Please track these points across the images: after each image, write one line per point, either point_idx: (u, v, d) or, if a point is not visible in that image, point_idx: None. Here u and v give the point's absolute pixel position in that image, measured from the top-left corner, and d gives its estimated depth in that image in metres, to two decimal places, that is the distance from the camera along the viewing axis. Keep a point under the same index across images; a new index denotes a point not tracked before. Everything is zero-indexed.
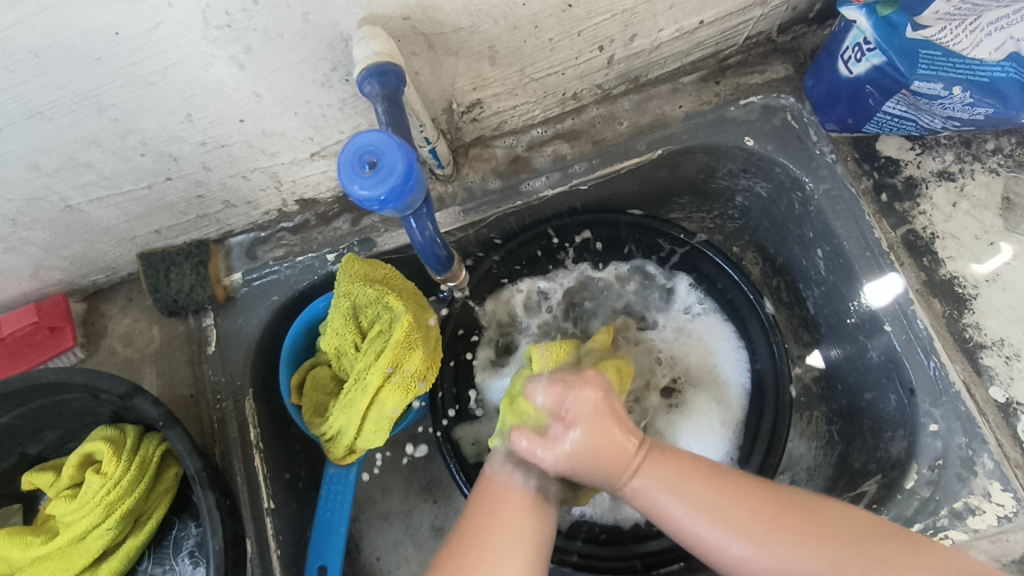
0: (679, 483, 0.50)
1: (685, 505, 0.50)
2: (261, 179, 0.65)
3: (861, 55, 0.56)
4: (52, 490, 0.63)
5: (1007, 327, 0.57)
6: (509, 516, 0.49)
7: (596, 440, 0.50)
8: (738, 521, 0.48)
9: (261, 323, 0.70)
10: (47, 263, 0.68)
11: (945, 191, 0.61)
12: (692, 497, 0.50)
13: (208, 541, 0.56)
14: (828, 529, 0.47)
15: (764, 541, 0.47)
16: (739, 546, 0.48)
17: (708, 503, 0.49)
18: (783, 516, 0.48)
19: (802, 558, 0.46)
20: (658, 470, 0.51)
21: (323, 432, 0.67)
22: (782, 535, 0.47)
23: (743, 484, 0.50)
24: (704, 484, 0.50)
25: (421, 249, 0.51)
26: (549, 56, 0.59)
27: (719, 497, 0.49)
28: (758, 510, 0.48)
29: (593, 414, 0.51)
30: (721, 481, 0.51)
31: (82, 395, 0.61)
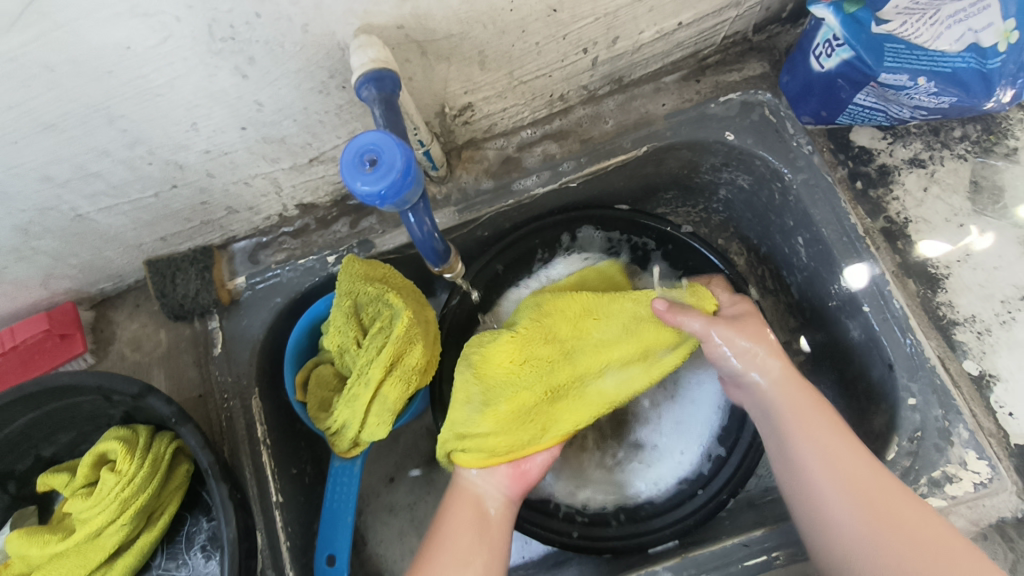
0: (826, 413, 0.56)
1: (814, 445, 0.54)
2: (262, 185, 0.68)
3: (831, 51, 0.59)
4: (68, 490, 0.65)
5: (978, 304, 0.60)
6: (463, 540, 0.55)
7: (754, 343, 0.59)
8: (847, 472, 0.52)
9: (265, 324, 0.72)
10: (57, 272, 0.71)
11: (916, 177, 0.64)
12: (813, 439, 0.55)
13: (223, 531, 0.58)
14: (891, 506, 0.50)
15: (838, 503, 0.52)
16: (832, 499, 0.52)
17: (833, 450, 0.54)
18: (870, 483, 0.52)
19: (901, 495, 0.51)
20: (800, 408, 0.56)
21: (328, 427, 0.69)
22: (863, 503, 0.51)
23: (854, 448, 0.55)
24: (835, 438, 0.54)
25: (421, 244, 0.53)
26: (536, 60, 0.62)
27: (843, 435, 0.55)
28: (850, 479, 0.52)
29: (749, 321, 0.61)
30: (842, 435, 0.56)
31: (95, 397, 0.64)
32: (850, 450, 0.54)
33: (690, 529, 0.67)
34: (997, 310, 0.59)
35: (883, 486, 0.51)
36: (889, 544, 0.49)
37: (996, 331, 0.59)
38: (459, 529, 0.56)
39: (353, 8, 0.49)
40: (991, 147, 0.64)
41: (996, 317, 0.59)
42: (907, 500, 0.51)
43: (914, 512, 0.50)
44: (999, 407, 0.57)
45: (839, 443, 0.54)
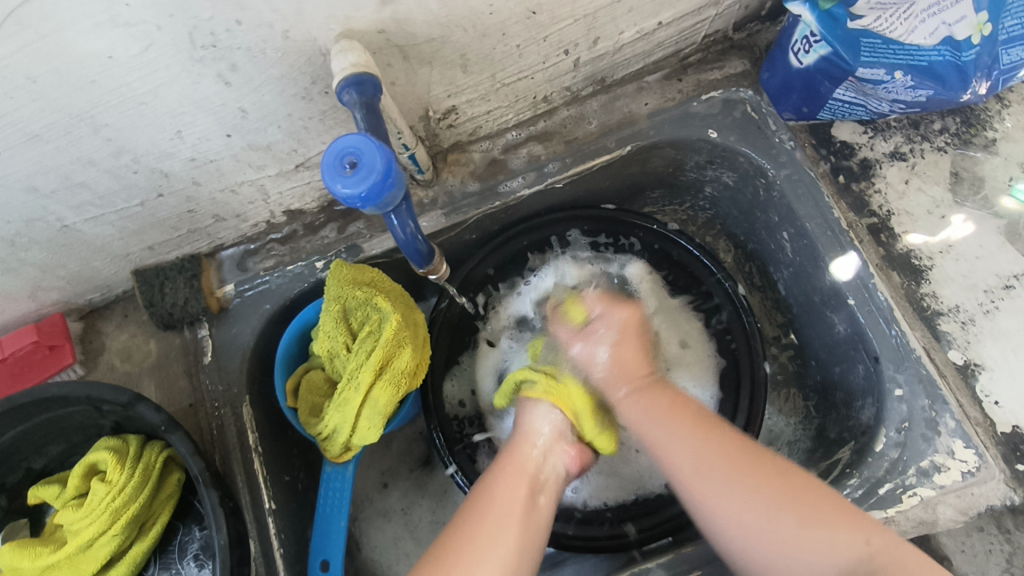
0: (670, 408, 0.57)
1: (657, 426, 0.56)
2: (249, 192, 0.68)
3: (809, 47, 0.59)
4: (59, 502, 0.65)
5: (961, 295, 0.60)
6: (513, 486, 0.54)
7: (618, 352, 0.61)
8: (700, 455, 0.53)
9: (254, 331, 0.72)
10: (45, 284, 0.71)
11: (898, 170, 0.65)
12: (659, 423, 0.56)
13: (215, 538, 0.58)
14: (792, 490, 0.50)
15: (736, 494, 0.50)
16: (689, 480, 0.53)
17: (682, 439, 0.54)
18: (750, 470, 0.51)
19: (749, 491, 0.50)
20: (646, 403, 0.58)
21: (319, 432, 0.69)
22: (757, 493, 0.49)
23: (722, 441, 0.54)
24: (681, 420, 0.56)
25: (405, 245, 0.54)
26: (518, 62, 0.63)
27: (699, 430, 0.55)
28: (744, 464, 0.51)
29: (619, 334, 0.62)
30: (707, 430, 0.55)
31: (85, 408, 0.64)
32: (720, 436, 0.54)
33: (686, 523, 0.66)
34: (980, 299, 0.60)
35: (763, 462, 0.52)
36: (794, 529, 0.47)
37: (980, 320, 0.59)
38: (514, 490, 0.54)
39: (334, 14, 0.49)
40: (971, 139, 0.65)
41: (980, 307, 0.60)
42: (780, 471, 0.51)
43: (824, 500, 0.49)
44: (985, 396, 0.57)
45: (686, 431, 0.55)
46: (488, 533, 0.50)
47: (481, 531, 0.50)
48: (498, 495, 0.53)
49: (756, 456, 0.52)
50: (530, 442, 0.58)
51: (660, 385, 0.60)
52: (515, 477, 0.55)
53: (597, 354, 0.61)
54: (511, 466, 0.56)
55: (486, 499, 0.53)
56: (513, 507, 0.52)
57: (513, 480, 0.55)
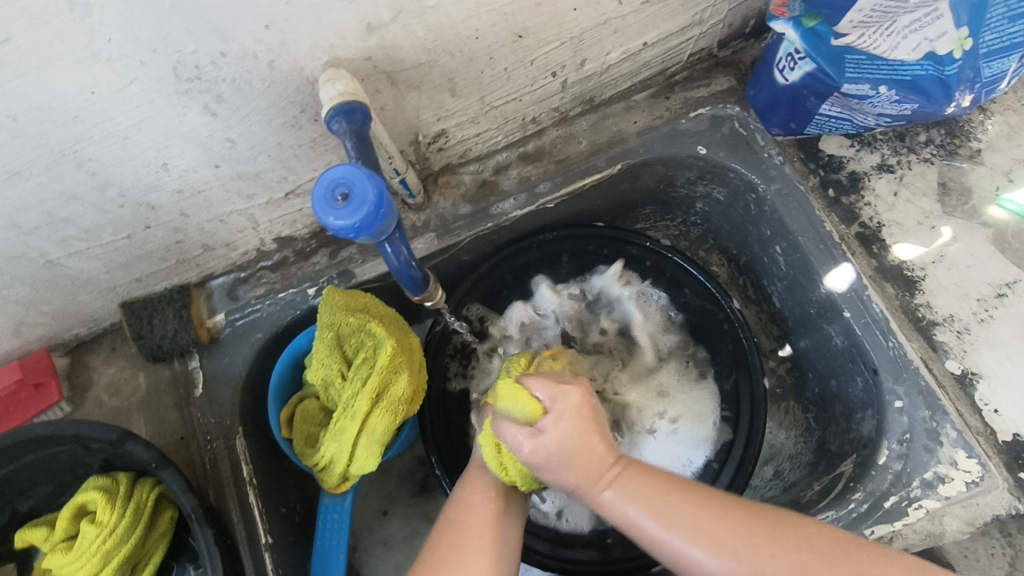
0: (655, 493, 0.49)
1: (653, 517, 0.48)
2: (238, 221, 0.67)
3: (794, 65, 0.60)
4: (47, 545, 0.63)
5: (955, 304, 0.60)
6: (486, 524, 0.52)
7: (572, 448, 0.49)
8: (698, 531, 0.47)
9: (245, 361, 0.72)
10: (29, 320, 0.69)
11: (886, 182, 0.65)
12: (669, 523, 0.48)
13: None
14: (807, 544, 0.45)
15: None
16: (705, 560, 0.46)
17: (675, 517, 0.48)
18: (764, 534, 0.46)
19: (773, 560, 0.45)
20: (635, 486, 0.50)
21: (315, 462, 0.68)
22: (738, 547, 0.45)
23: (725, 512, 0.47)
24: (680, 502, 0.48)
25: (398, 272, 0.52)
26: (506, 85, 0.63)
27: (694, 505, 0.48)
28: (744, 526, 0.46)
29: (573, 425, 0.50)
30: (706, 504, 0.48)
31: (72, 447, 0.62)
32: (725, 506, 0.48)
33: None
34: (973, 308, 0.60)
35: (772, 528, 0.46)
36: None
37: (975, 329, 0.59)
38: (485, 518, 0.53)
39: (320, 43, 0.49)
40: (956, 149, 0.65)
41: (974, 316, 0.60)
42: (788, 536, 0.46)
43: (826, 556, 0.45)
44: (984, 404, 0.57)
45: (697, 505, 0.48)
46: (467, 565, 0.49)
47: (458, 544, 0.50)
48: (467, 522, 0.52)
49: (767, 519, 0.47)
50: (495, 468, 0.57)
51: (630, 464, 0.51)
52: (484, 503, 0.54)
53: (541, 456, 0.49)
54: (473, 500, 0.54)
55: (458, 529, 0.52)
56: (484, 534, 0.51)
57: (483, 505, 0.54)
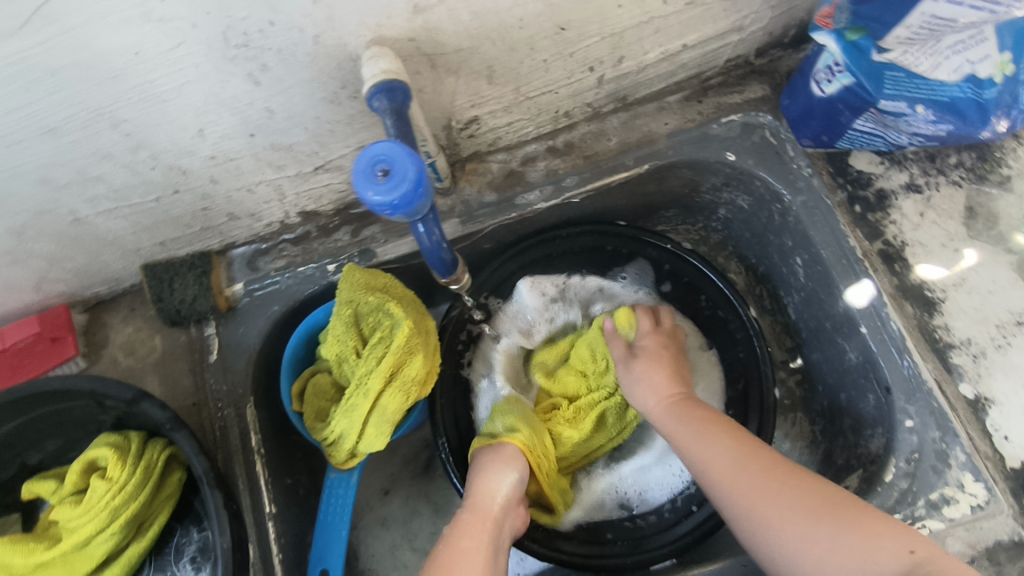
0: (704, 422, 0.59)
1: (697, 439, 0.57)
2: (265, 192, 0.68)
3: (832, 77, 0.60)
4: (55, 498, 0.64)
5: (973, 328, 0.61)
6: (478, 555, 0.55)
7: (652, 373, 0.66)
8: (731, 457, 0.54)
9: (261, 332, 0.73)
10: (51, 275, 0.70)
11: (913, 202, 0.65)
12: (707, 446, 0.56)
13: (217, 540, 0.57)
14: (812, 488, 0.50)
15: (775, 501, 0.50)
16: (734, 485, 0.53)
17: (715, 445, 0.56)
18: (785, 475, 0.52)
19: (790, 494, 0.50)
20: (688, 415, 0.60)
21: (325, 437, 0.68)
22: (763, 475, 0.52)
23: (758, 454, 0.54)
24: (722, 434, 0.57)
25: (428, 253, 0.52)
26: (543, 76, 0.63)
27: (734, 441, 0.56)
28: (771, 465, 0.53)
29: (655, 356, 0.67)
30: (744, 444, 0.56)
31: (87, 402, 0.63)
32: (758, 450, 0.55)
33: (689, 546, 0.65)
34: (992, 333, 0.60)
35: (791, 472, 0.52)
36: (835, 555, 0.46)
37: (991, 354, 0.60)
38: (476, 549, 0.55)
39: (366, 20, 0.49)
40: (986, 174, 0.65)
41: (991, 341, 0.60)
42: (805, 478, 0.51)
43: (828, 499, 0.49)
44: (995, 430, 0.58)
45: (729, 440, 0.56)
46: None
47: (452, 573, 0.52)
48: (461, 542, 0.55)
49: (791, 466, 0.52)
50: (488, 502, 0.59)
51: (692, 401, 0.63)
52: (476, 535, 0.56)
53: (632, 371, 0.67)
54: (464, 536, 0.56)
55: (451, 555, 0.54)
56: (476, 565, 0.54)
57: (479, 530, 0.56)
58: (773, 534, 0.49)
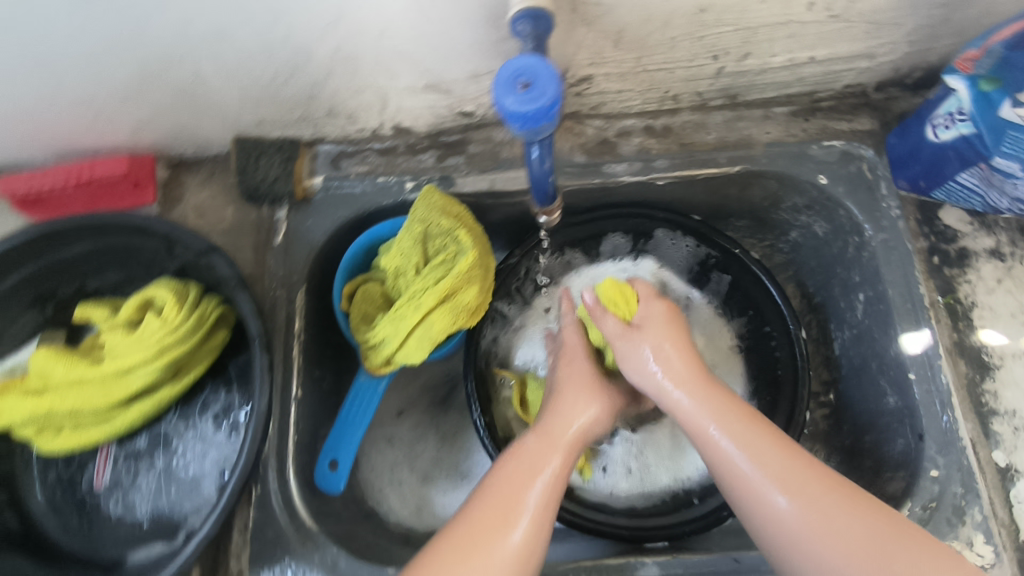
0: (728, 411, 0.53)
1: (721, 429, 0.52)
2: (372, 96, 0.69)
3: (951, 124, 0.59)
4: (106, 324, 0.67)
5: (1020, 401, 0.61)
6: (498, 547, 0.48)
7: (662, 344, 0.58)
8: (758, 460, 0.50)
9: (329, 228, 0.74)
10: (148, 125, 0.71)
11: (993, 268, 0.65)
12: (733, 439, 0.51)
13: (257, 399, 0.60)
14: (842, 507, 0.47)
15: (809, 517, 0.47)
16: (759, 489, 0.49)
17: (741, 443, 0.51)
18: (820, 488, 0.48)
19: (828, 513, 0.47)
20: (706, 398, 0.54)
21: (366, 339, 0.71)
22: (794, 481, 0.48)
23: (790, 457, 0.50)
24: (751, 433, 0.52)
25: (534, 180, 0.54)
26: (666, 53, 0.63)
27: (761, 441, 0.51)
28: (806, 475, 0.49)
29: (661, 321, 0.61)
30: (774, 444, 0.51)
31: (158, 245, 0.65)
32: (791, 457, 0.50)
33: (685, 535, 0.66)
34: None
35: (827, 486, 0.48)
36: (849, 555, 0.45)
37: None
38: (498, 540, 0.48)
39: None
40: None
41: None
42: (839, 493, 0.48)
43: (844, 492, 0.48)
44: (1018, 501, 0.59)
45: (730, 414, 0.53)
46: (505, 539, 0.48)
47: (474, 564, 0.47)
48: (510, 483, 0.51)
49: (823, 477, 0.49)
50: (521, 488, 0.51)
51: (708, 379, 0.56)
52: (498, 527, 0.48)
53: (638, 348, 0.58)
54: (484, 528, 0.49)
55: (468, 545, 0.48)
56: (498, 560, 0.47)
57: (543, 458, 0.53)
58: (794, 546, 0.47)
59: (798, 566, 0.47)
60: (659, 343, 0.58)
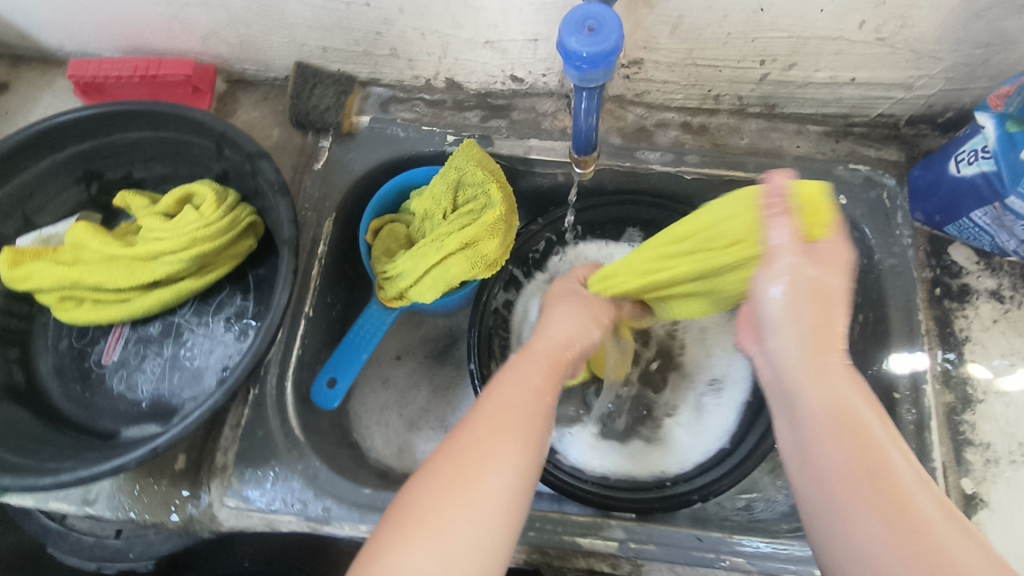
0: (847, 397, 0.43)
1: (831, 413, 0.43)
2: (433, 43, 0.72)
3: (974, 160, 0.62)
4: (144, 211, 0.71)
5: (997, 436, 0.63)
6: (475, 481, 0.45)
7: (812, 293, 0.44)
8: (859, 458, 0.41)
9: (368, 164, 0.78)
10: (220, 35, 0.75)
11: (991, 308, 0.68)
12: (837, 429, 0.42)
13: (278, 295, 0.61)
14: (938, 532, 0.39)
15: (900, 535, 0.39)
16: (854, 490, 0.41)
17: (846, 436, 0.42)
18: (917, 507, 0.40)
19: (921, 537, 0.38)
20: (827, 368, 0.44)
21: (384, 271, 0.74)
22: (895, 492, 0.40)
23: (895, 467, 0.41)
24: (862, 428, 0.42)
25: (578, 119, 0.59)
26: (718, 49, 0.66)
27: (870, 437, 0.42)
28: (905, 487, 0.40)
29: (833, 266, 0.44)
30: (882, 447, 0.42)
31: (208, 144, 0.69)
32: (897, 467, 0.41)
33: (654, 509, 0.67)
34: (1012, 448, 0.63)
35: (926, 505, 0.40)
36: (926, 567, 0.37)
37: (1004, 465, 0.62)
38: (476, 472, 0.46)
39: None
40: None
41: (1009, 454, 0.63)
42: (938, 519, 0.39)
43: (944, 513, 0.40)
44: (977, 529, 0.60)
45: (848, 387, 0.43)
46: (498, 459, 0.46)
47: (450, 495, 0.45)
48: (511, 404, 0.51)
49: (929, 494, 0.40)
50: (508, 417, 0.49)
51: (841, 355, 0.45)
52: (477, 461, 0.46)
53: (772, 282, 0.45)
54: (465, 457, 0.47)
55: (442, 476, 0.46)
56: (474, 492, 0.45)
57: (531, 375, 0.53)
58: (867, 566, 0.39)
59: None
60: (801, 271, 0.44)
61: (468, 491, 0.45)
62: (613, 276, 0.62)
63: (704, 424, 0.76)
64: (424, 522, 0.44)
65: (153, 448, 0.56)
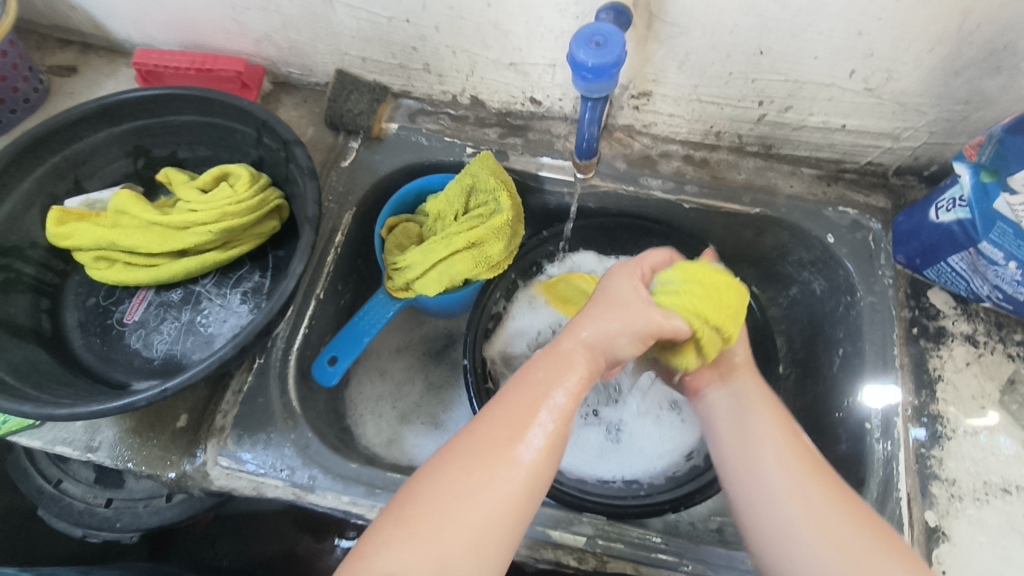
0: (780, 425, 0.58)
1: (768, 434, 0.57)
2: (462, 61, 0.79)
3: (951, 207, 0.66)
4: (184, 186, 0.77)
5: (963, 473, 0.65)
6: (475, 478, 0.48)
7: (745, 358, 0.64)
8: (790, 463, 0.55)
9: (390, 166, 0.84)
10: (272, 38, 0.83)
11: (964, 351, 0.71)
12: (773, 443, 0.56)
13: (295, 264, 0.65)
14: (854, 520, 0.50)
15: (823, 517, 0.50)
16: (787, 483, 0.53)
17: (782, 447, 0.56)
18: (840, 503, 0.52)
19: (840, 521, 0.50)
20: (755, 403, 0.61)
21: (394, 262, 0.79)
22: (821, 490, 0.52)
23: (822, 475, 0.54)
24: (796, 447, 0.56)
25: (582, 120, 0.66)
26: (720, 87, 0.72)
27: (800, 453, 0.56)
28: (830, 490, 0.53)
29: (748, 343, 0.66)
30: (812, 463, 0.55)
31: (250, 130, 0.76)
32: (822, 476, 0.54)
33: (630, 515, 0.66)
34: (977, 486, 0.64)
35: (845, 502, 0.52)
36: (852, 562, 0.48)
37: (968, 502, 0.64)
38: (479, 467, 0.49)
39: None
40: None
41: (974, 491, 0.64)
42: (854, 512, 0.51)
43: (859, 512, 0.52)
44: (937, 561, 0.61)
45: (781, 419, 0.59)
46: (502, 469, 0.49)
47: (456, 489, 0.48)
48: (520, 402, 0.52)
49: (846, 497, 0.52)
50: (520, 416, 0.51)
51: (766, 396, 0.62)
52: (483, 459, 0.49)
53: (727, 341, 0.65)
54: (469, 453, 0.50)
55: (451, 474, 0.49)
56: (475, 485, 0.48)
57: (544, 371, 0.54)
58: (792, 540, 0.50)
59: (785, 554, 0.50)
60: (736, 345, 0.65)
61: (468, 499, 0.47)
62: (680, 291, 0.58)
63: (677, 433, 0.80)
64: (426, 513, 0.47)
65: (161, 392, 0.60)
